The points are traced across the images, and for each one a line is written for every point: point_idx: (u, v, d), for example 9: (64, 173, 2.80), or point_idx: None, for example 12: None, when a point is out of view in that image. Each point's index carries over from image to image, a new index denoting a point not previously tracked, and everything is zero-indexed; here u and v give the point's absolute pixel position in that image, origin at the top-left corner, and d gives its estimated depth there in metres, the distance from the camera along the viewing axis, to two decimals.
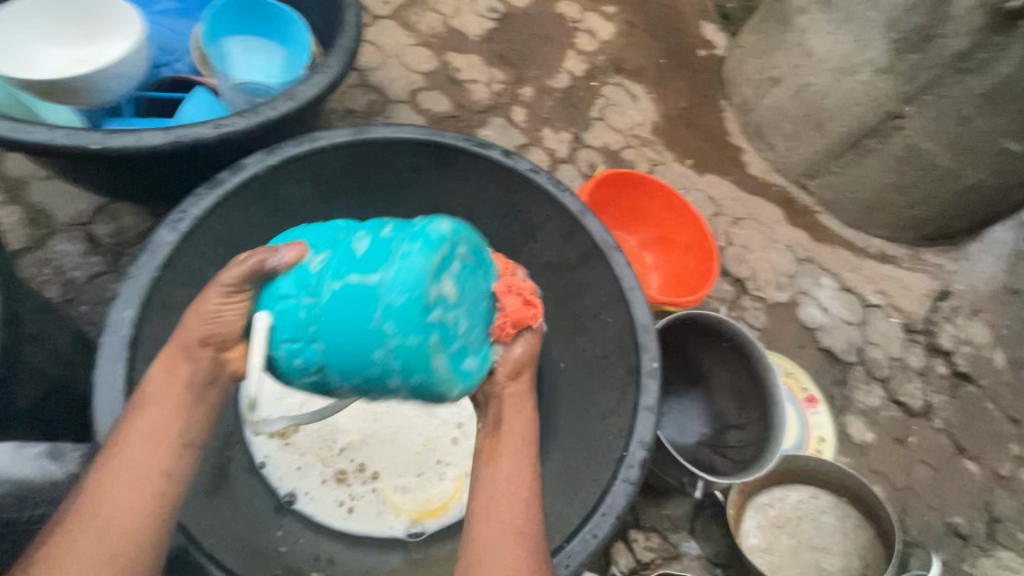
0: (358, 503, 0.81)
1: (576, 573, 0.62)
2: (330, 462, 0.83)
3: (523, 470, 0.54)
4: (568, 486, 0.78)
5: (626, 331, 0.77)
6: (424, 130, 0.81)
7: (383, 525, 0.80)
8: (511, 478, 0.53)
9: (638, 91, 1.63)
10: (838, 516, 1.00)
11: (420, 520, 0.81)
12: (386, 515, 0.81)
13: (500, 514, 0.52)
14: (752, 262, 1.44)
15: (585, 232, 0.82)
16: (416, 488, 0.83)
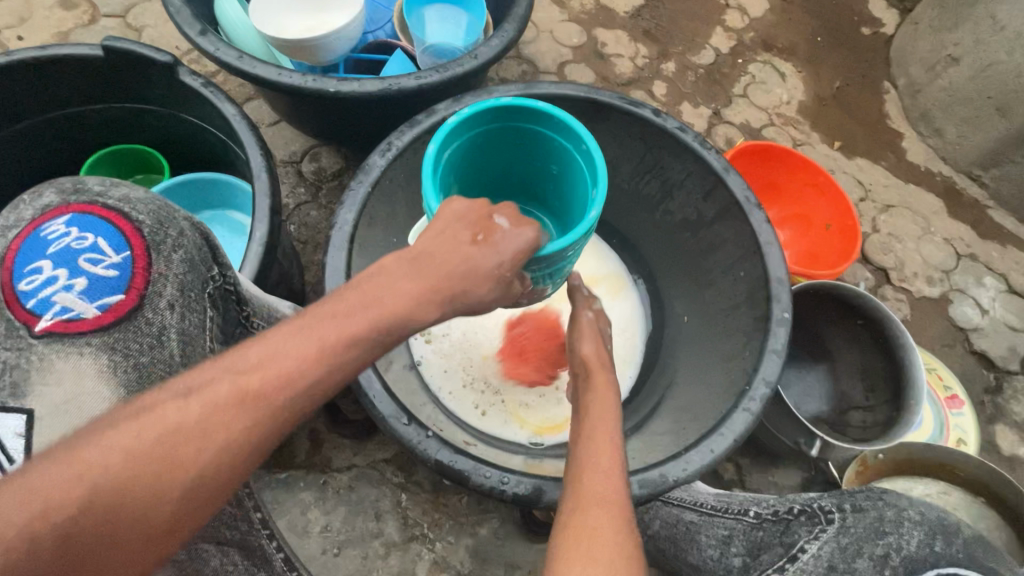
0: (490, 409, 0.94)
1: (691, 481, 0.69)
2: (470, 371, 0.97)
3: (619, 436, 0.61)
4: (686, 417, 0.84)
5: (760, 284, 0.81)
6: (585, 88, 0.90)
7: (509, 431, 0.93)
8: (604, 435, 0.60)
9: (787, 69, 1.58)
10: (967, 510, 0.93)
11: (542, 432, 0.93)
12: (512, 424, 0.94)
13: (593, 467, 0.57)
14: (900, 251, 1.35)
15: (726, 189, 0.86)
16: (537, 404, 0.96)
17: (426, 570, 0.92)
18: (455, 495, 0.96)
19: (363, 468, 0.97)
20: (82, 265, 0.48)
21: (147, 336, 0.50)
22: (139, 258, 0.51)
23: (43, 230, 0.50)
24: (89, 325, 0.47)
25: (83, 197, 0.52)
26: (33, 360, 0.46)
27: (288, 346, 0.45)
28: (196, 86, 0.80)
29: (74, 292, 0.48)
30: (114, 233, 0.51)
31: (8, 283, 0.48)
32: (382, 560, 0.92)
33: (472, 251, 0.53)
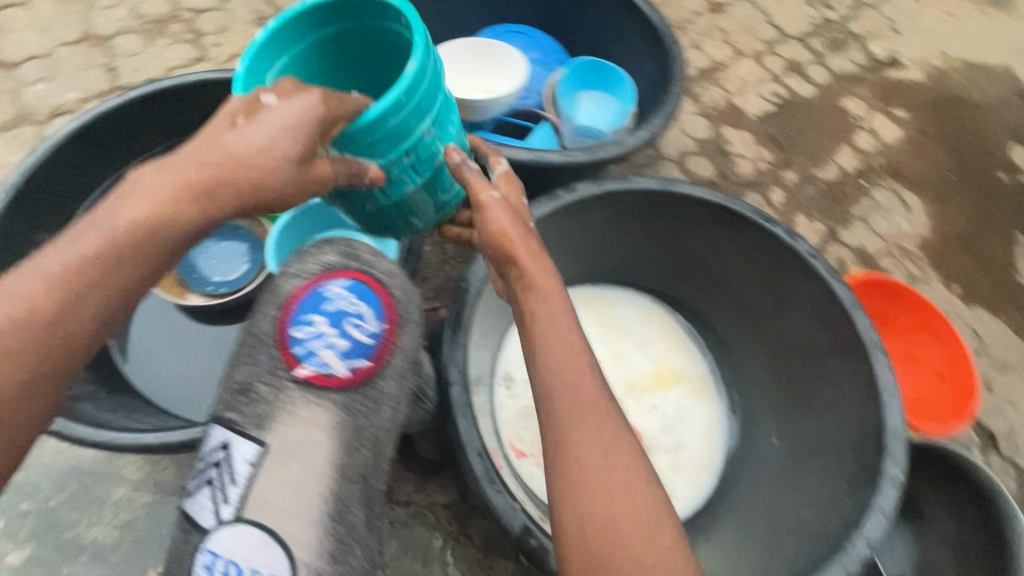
0: None
1: None
2: None
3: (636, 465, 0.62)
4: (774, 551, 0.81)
5: (874, 433, 0.78)
6: (721, 196, 0.92)
7: None
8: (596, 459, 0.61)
9: (912, 200, 1.54)
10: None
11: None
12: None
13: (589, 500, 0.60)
14: (1014, 418, 1.25)
15: (851, 325, 0.84)
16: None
17: None
18: (504, 560, 0.95)
19: (420, 509, 0.97)
20: (348, 329, 0.56)
21: (370, 404, 0.57)
22: (389, 332, 0.58)
23: (321, 286, 0.58)
24: (340, 382, 0.56)
25: (356, 265, 0.61)
26: (281, 402, 0.56)
27: (104, 231, 0.55)
28: None
29: (337, 350, 0.56)
30: (377, 305, 0.58)
31: (283, 324, 0.57)
32: None
33: (235, 142, 0.55)
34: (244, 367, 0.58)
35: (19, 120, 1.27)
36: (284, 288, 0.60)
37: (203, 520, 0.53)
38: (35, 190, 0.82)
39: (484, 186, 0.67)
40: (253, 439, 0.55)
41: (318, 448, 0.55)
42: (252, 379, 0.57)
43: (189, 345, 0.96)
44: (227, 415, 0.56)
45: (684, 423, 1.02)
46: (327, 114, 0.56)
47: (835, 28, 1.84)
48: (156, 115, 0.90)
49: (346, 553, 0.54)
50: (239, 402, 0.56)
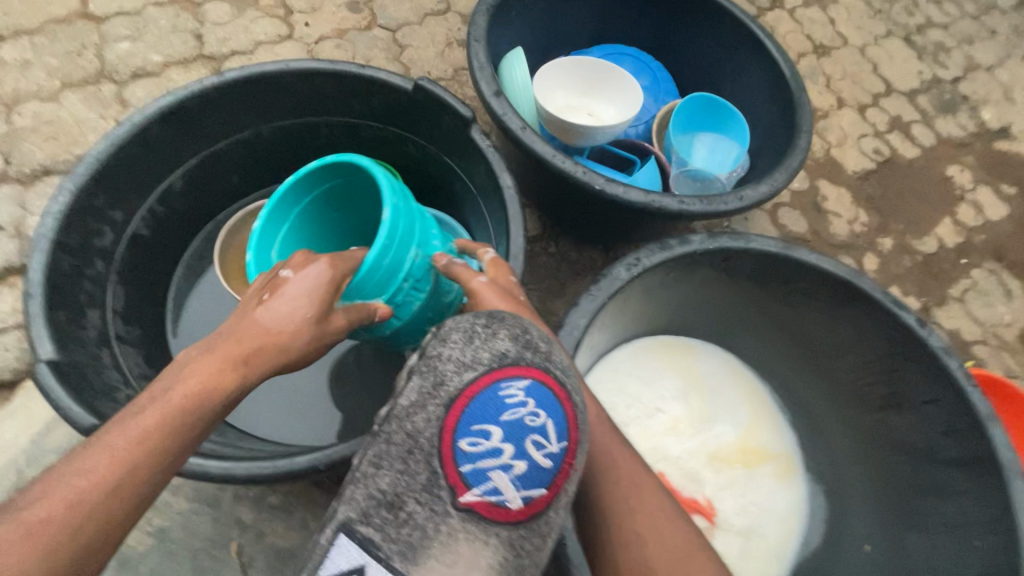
0: None
1: None
2: None
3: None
4: None
5: (1004, 573, 0.69)
6: (848, 270, 0.82)
7: None
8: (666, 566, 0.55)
9: (1015, 287, 1.42)
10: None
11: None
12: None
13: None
14: None
15: (985, 440, 0.74)
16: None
17: None
18: None
19: None
20: (527, 446, 0.41)
21: (537, 543, 0.41)
22: (569, 452, 0.43)
23: (500, 387, 0.42)
24: (509, 516, 0.40)
25: (535, 357, 0.44)
26: (439, 531, 0.40)
27: (159, 414, 0.49)
28: (483, 146, 0.80)
29: (509, 472, 0.40)
30: (558, 415, 0.43)
31: (449, 434, 0.41)
32: None
33: (265, 316, 0.54)
34: (391, 475, 0.41)
35: (100, 77, 1.23)
36: (448, 383, 0.42)
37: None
38: (116, 167, 0.76)
39: (470, 275, 0.65)
40: (397, 574, 0.39)
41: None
42: (404, 494, 0.41)
43: (301, 392, 0.95)
44: (364, 531, 0.40)
45: (763, 505, 0.93)
46: (338, 277, 0.59)
47: (946, 88, 1.72)
48: (250, 100, 0.84)
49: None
50: (382, 518, 0.40)
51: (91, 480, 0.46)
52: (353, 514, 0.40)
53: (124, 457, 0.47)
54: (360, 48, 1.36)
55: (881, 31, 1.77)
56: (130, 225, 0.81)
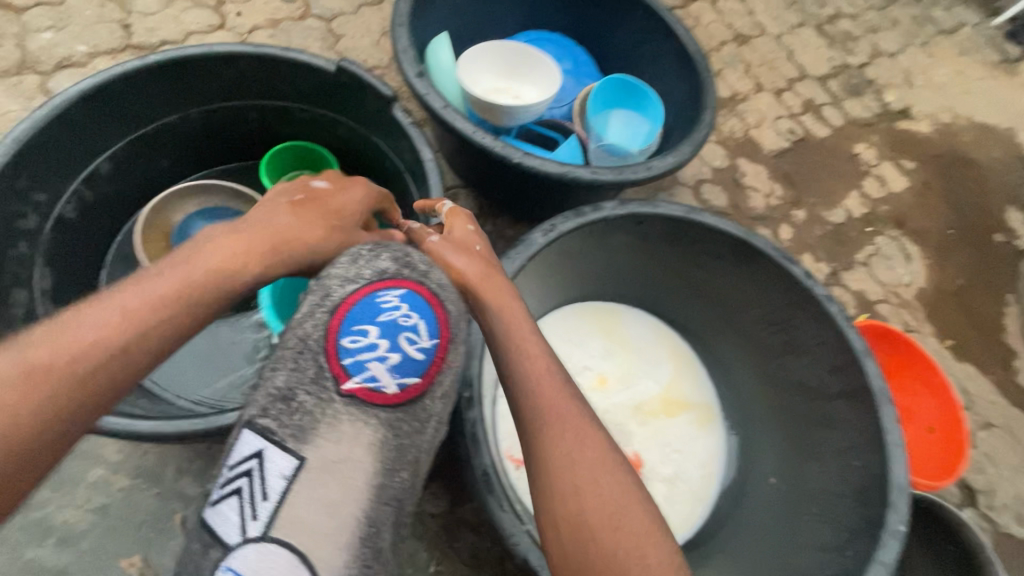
0: None
1: None
2: None
3: (647, 533, 0.57)
4: None
5: (876, 484, 0.78)
6: (744, 230, 0.91)
7: None
8: (598, 516, 0.57)
9: (913, 251, 1.57)
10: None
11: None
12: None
13: (578, 565, 0.55)
14: (993, 475, 1.27)
15: (861, 373, 0.84)
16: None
17: None
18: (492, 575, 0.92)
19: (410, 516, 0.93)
20: (401, 342, 0.53)
21: (416, 426, 0.54)
22: (440, 348, 0.56)
23: (378, 297, 0.54)
24: (387, 398, 0.53)
25: (411, 274, 0.57)
26: (326, 415, 0.51)
27: (185, 276, 0.56)
28: (404, 123, 0.85)
29: (386, 364, 0.53)
30: (431, 320, 0.56)
31: (333, 335, 0.53)
32: None
33: (289, 211, 0.65)
34: (285, 373, 0.53)
35: (22, 68, 1.21)
36: (334, 294, 0.55)
37: (227, 535, 0.48)
38: (39, 150, 0.76)
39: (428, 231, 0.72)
40: (290, 452, 0.50)
41: (358, 467, 0.51)
42: (296, 387, 0.52)
43: (207, 353, 0.99)
44: (262, 423, 0.51)
45: (685, 452, 1.01)
46: (348, 183, 0.73)
47: (853, 73, 1.86)
48: (177, 81, 0.86)
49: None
50: (278, 410, 0.52)
51: (121, 318, 0.52)
52: (254, 412, 0.52)
53: (151, 304, 0.54)
54: (294, 38, 1.37)
55: (795, 21, 1.91)
56: (56, 207, 0.82)
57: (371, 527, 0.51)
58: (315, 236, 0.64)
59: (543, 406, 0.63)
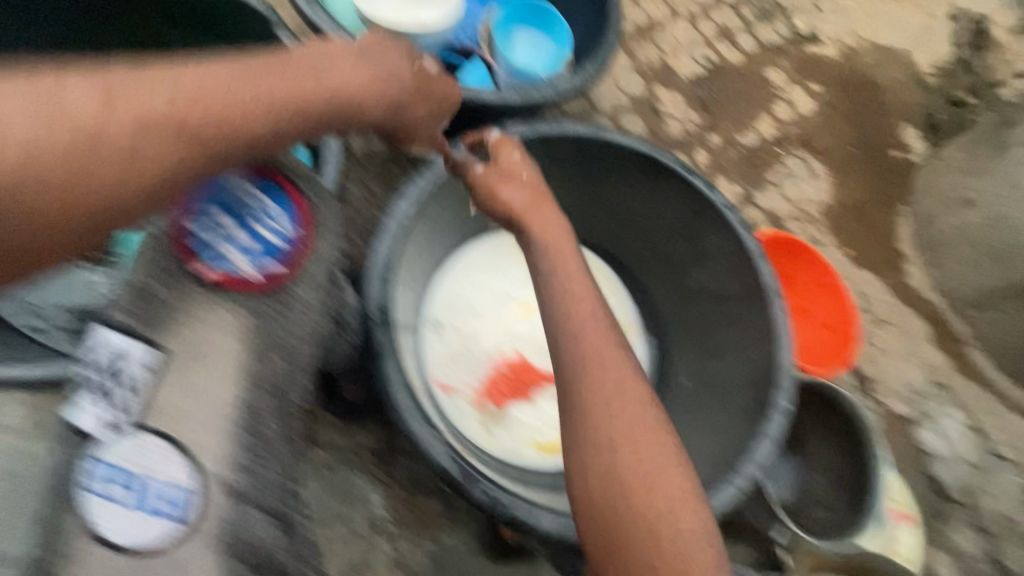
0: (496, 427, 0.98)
1: None
2: (477, 372, 1.01)
3: (683, 500, 0.61)
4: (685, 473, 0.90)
5: (767, 371, 0.86)
6: (648, 146, 0.94)
7: (513, 455, 0.97)
8: (631, 479, 0.60)
9: (820, 169, 1.65)
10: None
11: (543, 453, 0.99)
12: (519, 440, 0.99)
13: (606, 512, 0.61)
14: (885, 365, 1.42)
15: (755, 274, 0.91)
16: (539, 428, 1.00)
17: (382, 565, 0.92)
18: (430, 495, 0.96)
19: (347, 450, 0.95)
20: (259, 230, 0.66)
21: (282, 307, 0.66)
22: (302, 237, 0.67)
23: (231, 190, 0.66)
24: (246, 279, 0.65)
25: (269, 169, 0.68)
26: (184, 295, 0.63)
27: (155, 109, 0.52)
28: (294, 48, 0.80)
29: (247, 249, 0.65)
30: (291, 210, 0.67)
31: (183, 219, 0.64)
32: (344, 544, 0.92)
33: (296, 69, 0.60)
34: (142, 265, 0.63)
35: None
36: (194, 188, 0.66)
37: (93, 431, 0.60)
38: None
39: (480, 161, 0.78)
40: (150, 346, 0.62)
41: (226, 351, 0.64)
42: (150, 280, 0.62)
43: None
44: (115, 322, 0.61)
45: None
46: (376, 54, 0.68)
47: None
48: None
49: (256, 464, 0.63)
50: (135, 306, 0.62)
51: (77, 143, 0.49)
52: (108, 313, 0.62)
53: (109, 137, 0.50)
54: None
55: None
56: None
57: (252, 407, 0.64)
58: (309, 106, 0.60)
59: (585, 362, 0.65)
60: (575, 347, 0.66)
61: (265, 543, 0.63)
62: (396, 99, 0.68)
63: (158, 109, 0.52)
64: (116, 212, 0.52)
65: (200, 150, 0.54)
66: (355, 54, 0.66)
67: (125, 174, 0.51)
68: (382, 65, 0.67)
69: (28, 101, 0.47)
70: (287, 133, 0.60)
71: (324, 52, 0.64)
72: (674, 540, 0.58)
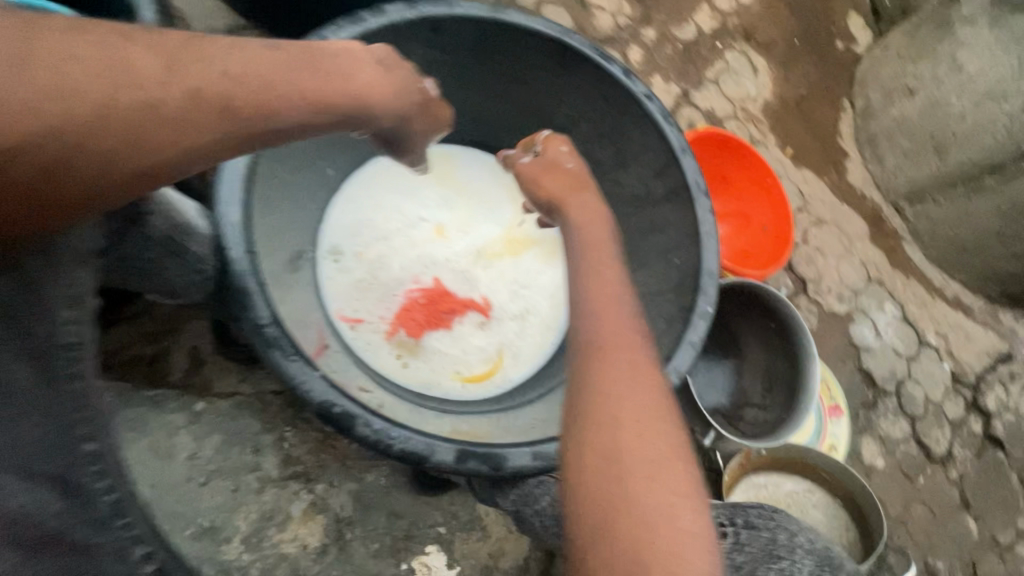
0: (412, 360, 0.91)
1: None
2: (387, 303, 0.92)
3: (679, 489, 0.50)
4: None
5: (691, 273, 0.80)
6: (556, 28, 0.82)
7: (435, 386, 0.90)
8: (632, 464, 0.50)
9: (760, 64, 1.54)
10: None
11: (467, 385, 0.92)
12: (439, 372, 0.92)
13: (602, 508, 0.49)
14: (821, 265, 1.41)
15: (679, 170, 0.83)
16: (460, 358, 0.93)
17: (300, 514, 0.84)
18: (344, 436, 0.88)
19: (247, 397, 0.86)
20: None
21: None
22: None
23: None
24: None
25: None
26: None
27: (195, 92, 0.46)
28: None
29: None
30: None
31: None
32: (254, 496, 0.83)
33: (343, 70, 0.57)
34: None
35: None
36: None
37: None
38: None
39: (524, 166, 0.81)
40: None
41: None
42: None
43: None
44: None
45: (533, 286, 1.00)
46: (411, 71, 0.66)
47: None
48: None
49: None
50: None
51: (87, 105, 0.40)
52: None
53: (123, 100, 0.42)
54: None
55: None
56: None
57: None
58: (328, 108, 0.55)
59: (599, 323, 0.59)
60: (584, 307, 0.61)
61: (40, 517, 0.37)
62: (408, 111, 0.65)
63: (185, 79, 0.45)
64: (89, 179, 0.42)
65: (217, 119, 0.47)
66: (378, 61, 0.62)
67: (127, 141, 0.43)
68: (398, 73, 0.63)
69: (17, 40, 0.39)
70: (307, 123, 0.54)
71: (348, 53, 0.59)
72: (673, 540, 0.47)
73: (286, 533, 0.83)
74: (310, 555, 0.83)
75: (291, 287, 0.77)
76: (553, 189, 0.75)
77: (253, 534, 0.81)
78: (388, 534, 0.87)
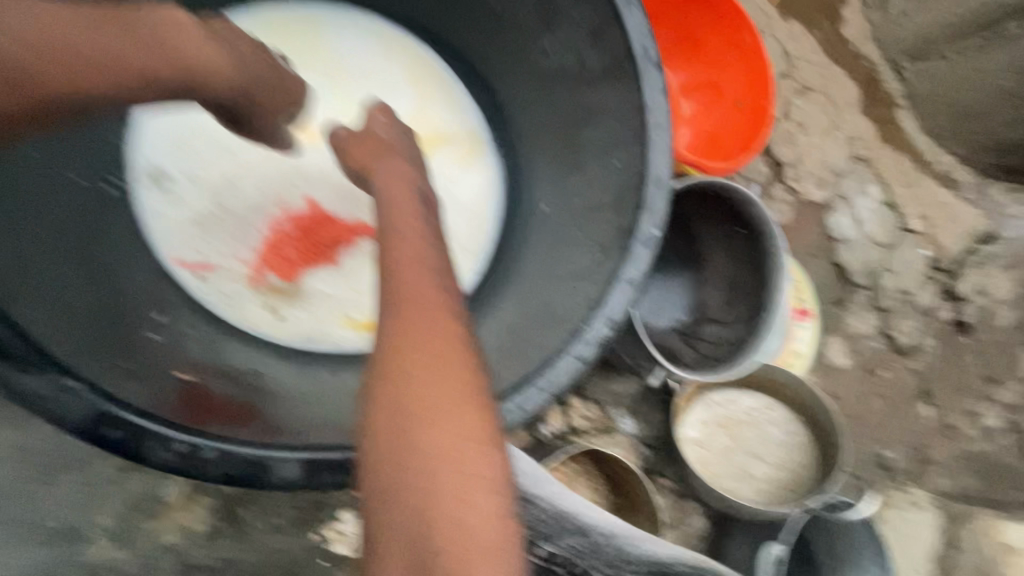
0: (291, 310, 0.72)
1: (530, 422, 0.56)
2: (245, 237, 0.71)
3: (473, 438, 0.42)
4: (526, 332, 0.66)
5: (633, 184, 0.59)
6: None
7: (321, 335, 0.72)
8: (419, 410, 0.42)
9: None
10: (774, 468, 0.94)
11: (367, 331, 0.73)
12: (326, 318, 0.72)
13: (386, 472, 0.41)
14: (802, 145, 1.20)
15: (619, 31, 0.57)
16: (352, 297, 0.73)
17: (179, 500, 0.73)
18: None
19: None
20: None
21: None
22: None
23: None
24: None
25: None
26: None
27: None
28: None
29: None
30: None
31: None
32: (118, 486, 0.71)
33: (168, 40, 0.51)
34: None
35: None
36: None
37: None
38: None
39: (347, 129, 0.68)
40: None
41: None
42: None
43: None
44: None
45: (447, 199, 0.79)
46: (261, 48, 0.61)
47: None
48: None
49: None
50: None
51: None
52: None
53: None
54: None
55: None
56: None
57: None
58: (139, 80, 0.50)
59: (398, 276, 0.48)
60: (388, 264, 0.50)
61: None
62: (250, 82, 0.58)
63: None
64: None
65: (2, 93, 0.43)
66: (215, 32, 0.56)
67: None
68: (235, 45, 0.57)
69: None
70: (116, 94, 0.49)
71: (170, 20, 0.52)
72: (456, 493, 0.40)
73: (164, 521, 0.71)
74: (199, 540, 0.71)
75: (91, 260, 0.60)
76: (357, 155, 0.62)
77: (121, 528, 0.69)
78: (293, 506, 0.76)
